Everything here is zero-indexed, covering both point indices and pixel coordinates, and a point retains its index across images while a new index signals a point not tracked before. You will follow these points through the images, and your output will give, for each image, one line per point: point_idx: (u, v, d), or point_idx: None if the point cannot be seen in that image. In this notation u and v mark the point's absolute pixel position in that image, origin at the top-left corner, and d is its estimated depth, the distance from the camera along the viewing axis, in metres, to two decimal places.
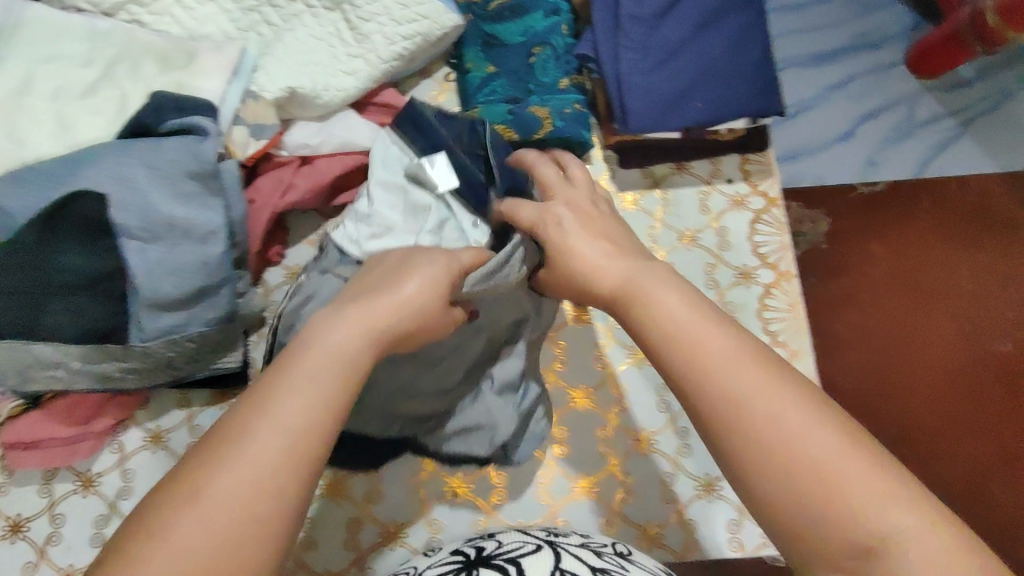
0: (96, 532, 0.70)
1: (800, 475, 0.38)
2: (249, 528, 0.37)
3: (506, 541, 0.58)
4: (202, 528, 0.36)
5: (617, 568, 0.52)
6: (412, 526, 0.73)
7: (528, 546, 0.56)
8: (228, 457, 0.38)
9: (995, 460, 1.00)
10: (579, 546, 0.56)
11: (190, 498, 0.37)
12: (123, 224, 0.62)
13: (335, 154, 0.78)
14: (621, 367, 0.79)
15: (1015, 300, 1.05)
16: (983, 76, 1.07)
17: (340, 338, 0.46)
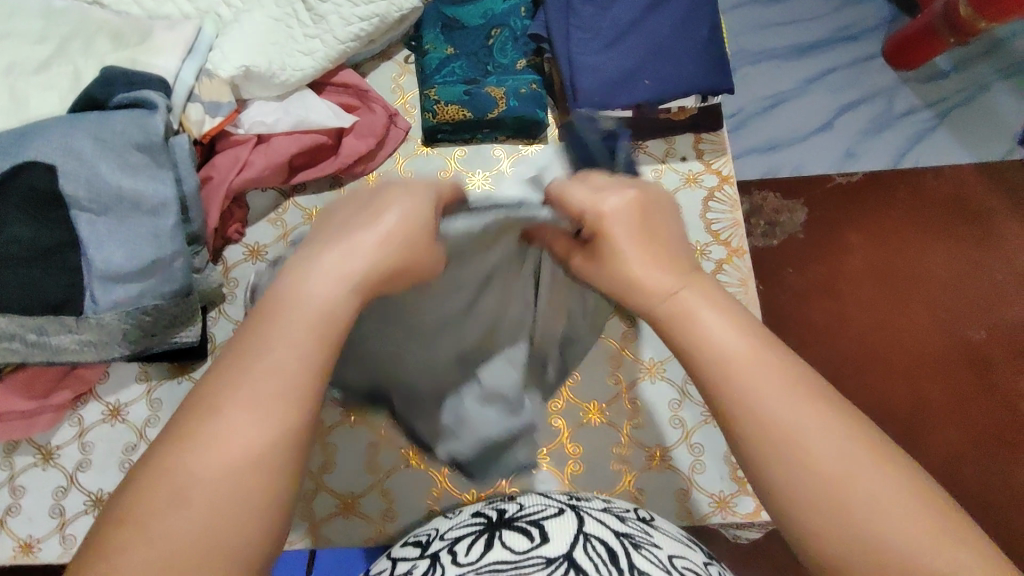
0: (55, 504, 0.64)
1: (891, 485, 0.33)
2: (243, 507, 0.30)
3: (529, 503, 0.50)
4: (186, 519, 0.29)
5: (642, 534, 0.47)
6: (367, 496, 0.65)
7: (551, 509, 0.49)
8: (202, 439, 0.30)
9: (969, 440, 1.09)
10: (604, 511, 0.49)
11: (164, 483, 0.30)
12: (72, 195, 0.56)
13: (292, 132, 0.70)
14: (635, 382, 0.69)
15: (985, 288, 1.16)
16: (960, 69, 1.21)
17: (326, 284, 0.36)
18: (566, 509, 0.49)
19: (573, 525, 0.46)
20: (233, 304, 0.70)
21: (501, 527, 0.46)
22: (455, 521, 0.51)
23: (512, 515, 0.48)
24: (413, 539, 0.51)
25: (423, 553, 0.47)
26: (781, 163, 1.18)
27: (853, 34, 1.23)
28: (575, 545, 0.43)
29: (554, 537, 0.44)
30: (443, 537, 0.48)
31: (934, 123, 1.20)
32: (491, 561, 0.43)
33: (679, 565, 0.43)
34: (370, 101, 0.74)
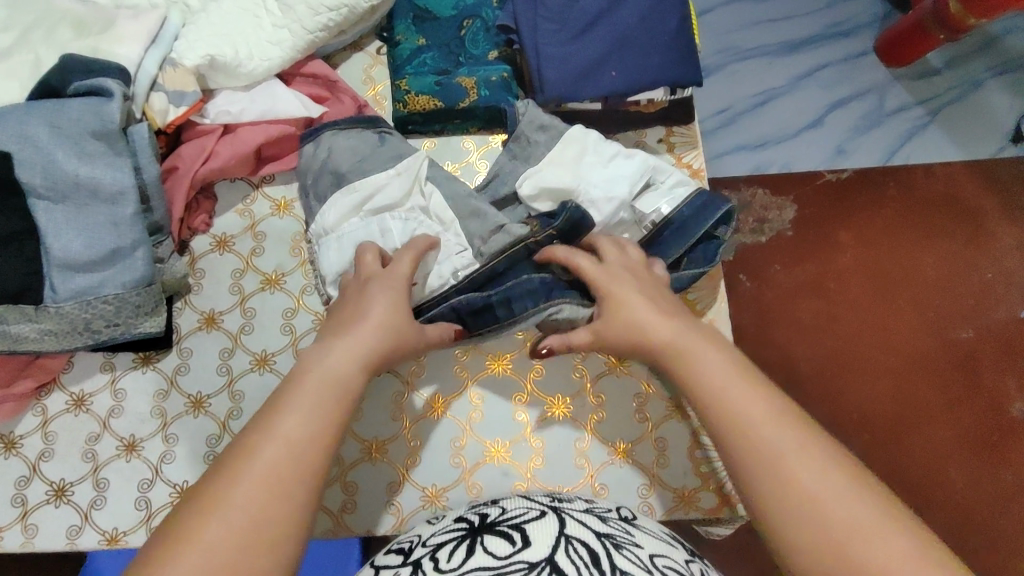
0: (16, 493, 0.64)
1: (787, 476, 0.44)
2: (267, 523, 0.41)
3: (510, 507, 0.51)
4: (224, 529, 0.40)
5: (624, 534, 0.47)
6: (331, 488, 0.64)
7: (532, 512, 0.49)
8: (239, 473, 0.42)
9: (956, 442, 1.08)
10: (585, 511, 0.50)
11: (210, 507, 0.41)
12: (28, 182, 0.58)
13: (259, 122, 0.70)
14: (600, 377, 0.68)
15: (975, 288, 1.15)
16: (951, 67, 1.20)
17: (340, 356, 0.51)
18: (548, 510, 0.49)
19: (555, 528, 0.46)
20: (199, 295, 0.69)
21: (484, 532, 0.47)
22: (437, 528, 0.51)
23: (495, 519, 0.48)
24: (397, 546, 0.50)
25: (408, 559, 0.46)
26: (768, 161, 1.18)
27: (844, 30, 1.22)
28: (557, 548, 0.43)
29: (537, 540, 0.44)
30: (426, 544, 0.48)
31: (925, 121, 1.19)
32: (473, 568, 0.42)
33: (659, 564, 0.45)
34: (340, 92, 0.74)
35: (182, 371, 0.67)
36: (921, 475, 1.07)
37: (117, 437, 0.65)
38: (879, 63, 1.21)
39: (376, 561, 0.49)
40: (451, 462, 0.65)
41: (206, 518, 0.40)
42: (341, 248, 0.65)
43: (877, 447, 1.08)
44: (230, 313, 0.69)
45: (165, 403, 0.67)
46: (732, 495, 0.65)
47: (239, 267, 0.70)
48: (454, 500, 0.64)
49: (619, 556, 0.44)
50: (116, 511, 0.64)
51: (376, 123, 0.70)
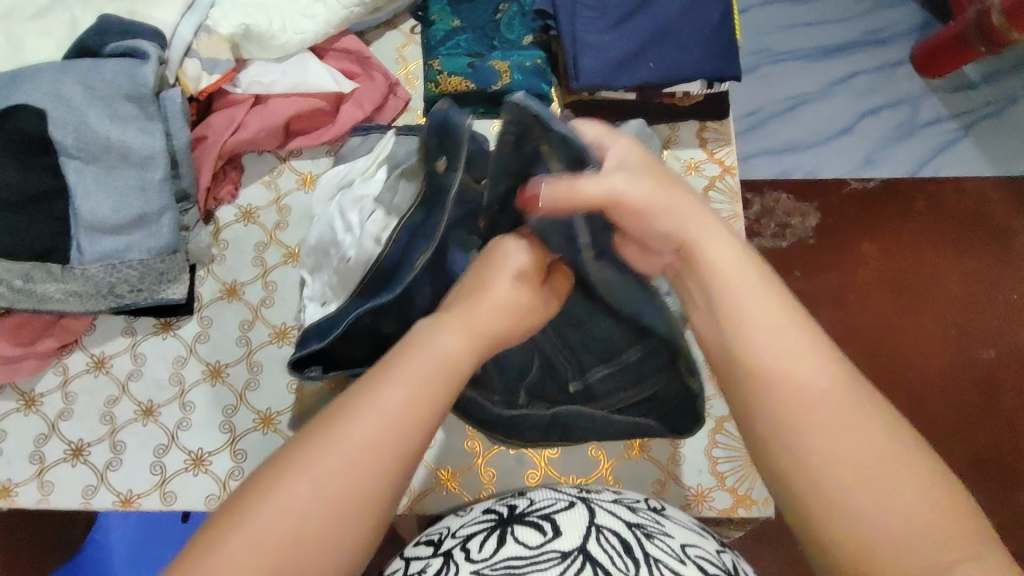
0: (34, 450, 0.65)
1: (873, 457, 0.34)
2: (335, 522, 0.35)
3: (538, 498, 0.49)
4: (285, 521, 0.34)
5: (653, 523, 0.47)
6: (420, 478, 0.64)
7: (561, 504, 0.48)
8: (312, 464, 0.35)
9: (966, 462, 1.07)
10: (615, 502, 0.49)
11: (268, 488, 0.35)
12: (59, 142, 0.58)
13: (289, 95, 0.69)
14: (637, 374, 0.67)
15: (1000, 308, 1.12)
16: (990, 80, 1.18)
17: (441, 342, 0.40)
18: (577, 501, 0.48)
19: (585, 517, 0.45)
20: (222, 265, 0.70)
21: (513, 523, 0.46)
22: (467, 518, 0.50)
23: (523, 510, 0.47)
24: (426, 537, 0.50)
25: (437, 551, 0.46)
26: (793, 166, 1.16)
27: (883, 37, 1.19)
28: (589, 539, 0.43)
29: (567, 530, 0.44)
30: (456, 534, 0.47)
31: (958, 134, 1.17)
32: (505, 558, 0.42)
33: (692, 555, 0.44)
34: (372, 69, 0.73)
35: (202, 339, 0.68)
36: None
37: (135, 401, 0.66)
38: (917, 73, 1.18)
39: (407, 553, 0.49)
40: (466, 446, 0.65)
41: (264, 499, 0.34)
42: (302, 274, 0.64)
43: None
44: (252, 285, 0.69)
45: (183, 370, 0.67)
46: (747, 497, 0.64)
47: (263, 240, 0.70)
48: (467, 485, 0.64)
49: (651, 545, 0.44)
50: (130, 474, 0.64)
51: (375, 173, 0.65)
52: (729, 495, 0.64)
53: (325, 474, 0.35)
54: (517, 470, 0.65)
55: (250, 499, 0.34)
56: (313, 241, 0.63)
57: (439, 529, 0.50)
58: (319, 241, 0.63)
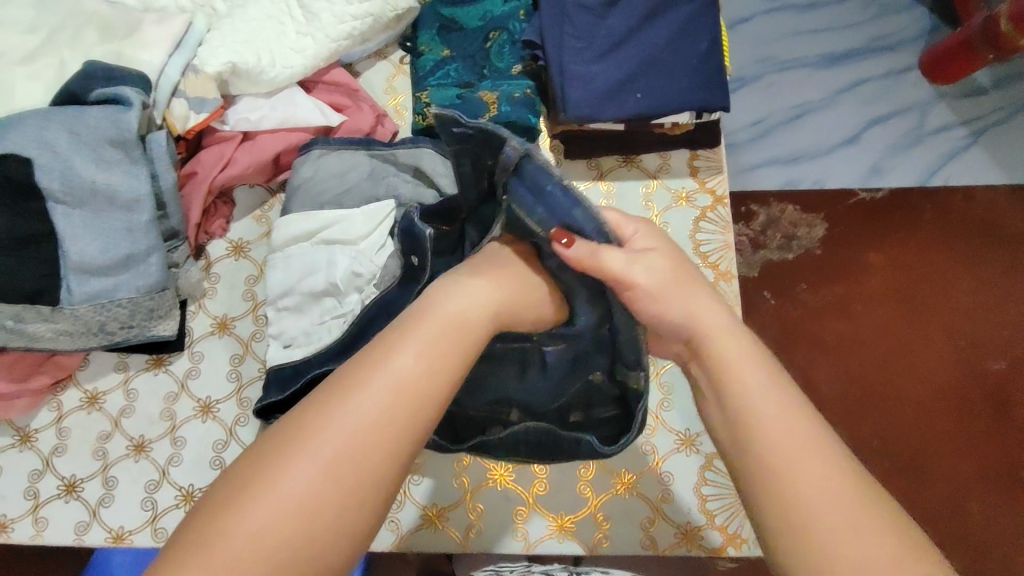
0: (29, 487, 0.65)
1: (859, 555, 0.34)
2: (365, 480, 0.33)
3: None
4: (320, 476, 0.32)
5: None
6: (411, 518, 0.64)
7: None
8: (347, 409, 0.34)
9: (978, 479, 1.05)
10: None
11: (303, 444, 0.33)
12: (47, 188, 0.57)
13: (277, 130, 0.70)
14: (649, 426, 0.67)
15: (1014, 318, 1.10)
16: (999, 86, 1.15)
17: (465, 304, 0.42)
18: None
19: None
20: (212, 299, 0.70)
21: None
22: None
23: None
24: None
25: None
26: (799, 176, 1.14)
27: (889, 44, 1.17)
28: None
29: None
30: None
31: (968, 142, 1.14)
32: None
33: None
34: (361, 101, 0.73)
35: (193, 375, 0.68)
36: (941, 525, 1.03)
37: (127, 437, 0.67)
38: (924, 80, 1.16)
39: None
40: (453, 483, 0.65)
41: (298, 458, 0.32)
42: (296, 315, 0.64)
43: (897, 476, 1.05)
44: (242, 319, 0.70)
45: (174, 406, 0.67)
46: (737, 535, 0.63)
47: (253, 273, 0.71)
48: (455, 522, 0.64)
49: None
50: (122, 510, 0.65)
51: (368, 144, 0.69)
52: (720, 534, 0.63)
53: (353, 430, 0.33)
54: (504, 509, 0.64)
55: (278, 465, 0.32)
56: (297, 285, 0.64)
57: None
58: (294, 282, 0.64)
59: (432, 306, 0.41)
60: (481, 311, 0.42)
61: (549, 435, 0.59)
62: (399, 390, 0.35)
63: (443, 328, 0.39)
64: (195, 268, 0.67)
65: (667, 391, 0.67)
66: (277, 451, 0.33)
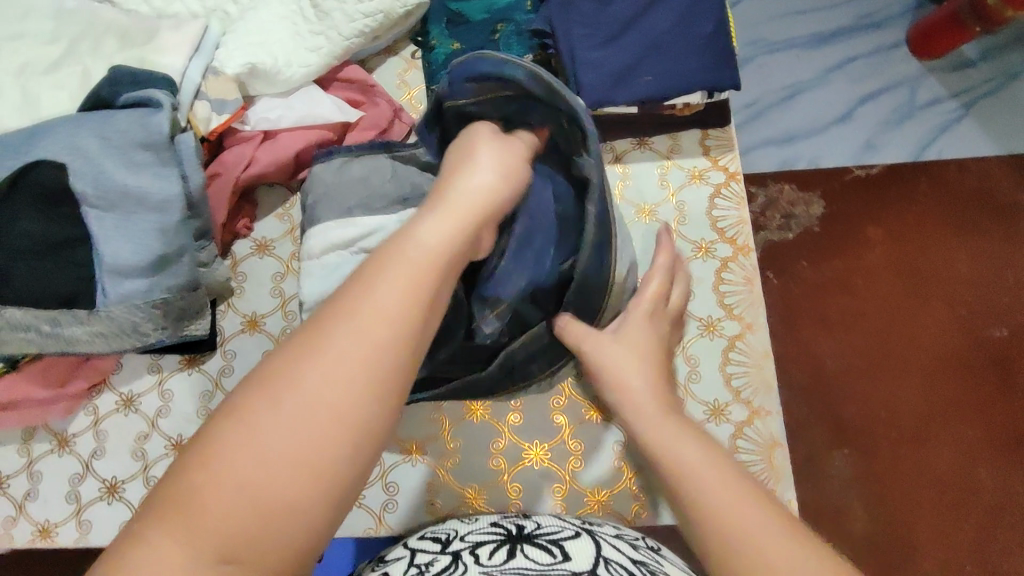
0: (71, 489, 0.66)
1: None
2: (341, 416, 0.37)
3: (544, 522, 0.52)
4: (302, 408, 0.36)
5: (654, 563, 0.48)
6: (449, 501, 0.66)
7: (566, 530, 0.50)
8: (318, 349, 0.38)
9: (985, 442, 1.07)
10: (617, 537, 0.51)
11: (288, 381, 0.37)
12: (81, 192, 0.58)
13: (297, 128, 0.70)
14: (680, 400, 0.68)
15: (1011, 286, 1.12)
16: (987, 58, 1.17)
17: (431, 240, 0.46)
18: (582, 531, 0.51)
19: (591, 548, 0.47)
20: (241, 298, 0.71)
21: (522, 541, 0.48)
22: (473, 525, 0.54)
23: (531, 531, 0.50)
24: (431, 534, 0.54)
25: (445, 549, 0.49)
26: (796, 155, 1.16)
27: (876, 21, 1.19)
28: (597, 565, 0.45)
29: (576, 555, 0.46)
30: (463, 539, 0.50)
31: (959, 114, 1.17)
32: (515, 566, 0.44)
33: None
34: (376, 96, 0.74)
35: (227, 373, 0.69)
36: (951, 488, 1.05)
37: (165, 436, 0.68)
38: (912, 57, 1.18)
39: (411, 544, 0.53)
40: (491, 464, 0.67)
41: (277, 398, 0.37)
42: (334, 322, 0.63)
43: (907, 445, 1.07)
44: (272, 316, 0.71)
45: (210, 404, 0.68)
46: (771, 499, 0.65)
47: (279, 270, 0.72)
48: (495, 500, 0.66)
49: None
50: None
51: (391, 147, 0.69)
52: None
53: (329, 371, 0.37)
54: (542, 486, 0.66)
55: (262, 401, 0.37)
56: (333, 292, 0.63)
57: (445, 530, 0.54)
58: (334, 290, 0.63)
59: (403, 241, 0.45)
60: (452, 241, 0.47)
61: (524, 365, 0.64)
62: (374, 320, 0.40)
63: (410, 270, 0.42)
64: (224, 265, 0.68)
65: (695, 364, 0.69)
66: (260, 390, 0.37)
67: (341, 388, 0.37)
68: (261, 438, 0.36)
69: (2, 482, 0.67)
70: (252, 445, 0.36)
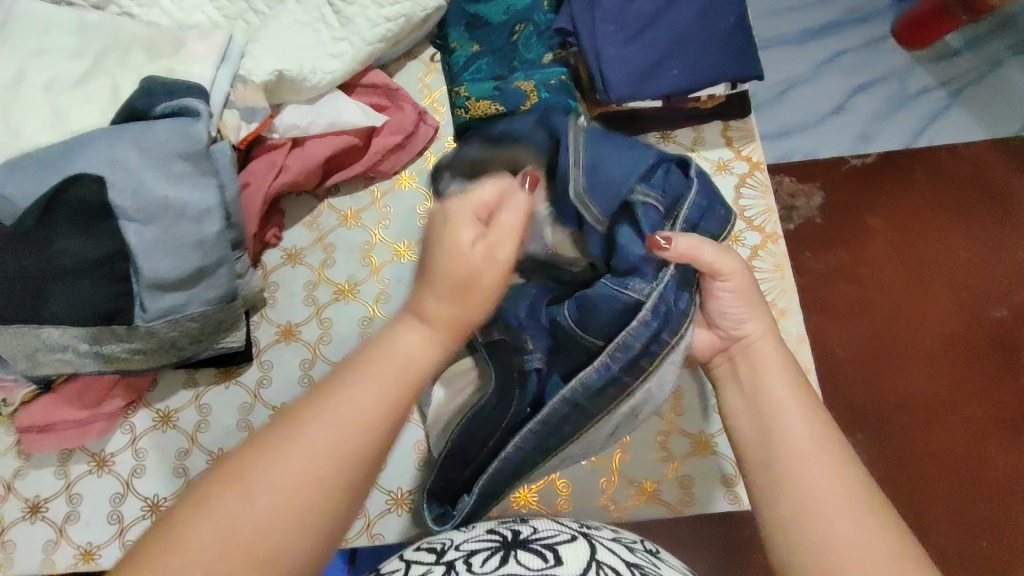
0: (112, 510, 0.65)
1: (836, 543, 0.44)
2: (310, 498, 0.37)
3: (541, 527, 0.49)
4: (273, 492, 0.36)
5: (651, 566, 0.46)
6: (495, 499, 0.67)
7: (562, 535, 0.48)
8: (300, 433, 0.37)
9: (994, 423, 0.99)
10: (614, 540, 0.49)
11: (253, 466, 0.37)
12: (120, 206, 0.57)
13: (325, 134, 0.71)
14: None
15: (1013, 264, 1.04)
16: (972, 47, 1.07)
17: (409, 336, 0.42)
18: (579, 535, 0.48)
19: (585, 551, 0.45)
20: (275, 308, 0.71)
21: (516, 546, 0.46)
22: (471, 534, 0.50)
23: (526, 537, 0.47)
24: (427, 545, 0.50)
25: (440, 560, 0.46)
26: (791, 150, 1.07)
27: (863, 14, 1.09)
28: (588, 571, 0.42)
29: (569, 560, 0.44)
30: (459, 547, 0.48)
31: (949, 102, 1.07)
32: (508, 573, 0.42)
33: None
34: (400, 100, 0.74)
35: (265, 385, 0.69)
36: (962, 470, 0.98)
37: (206, 451, 0.67)
38: (900, 47, 1.08)
39: (407, 556, 0.49)
40: None
41: (247, 481, 0.36)
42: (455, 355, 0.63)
43: (915, 433, 0.99)
44: (307, 324, 0.70)
45: (250, 416, 0.68)
46: None
47: (311, 279, 0.72)
48: (544, 498, 0.67)
49: None
50: None
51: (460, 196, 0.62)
52: None
53: (306, 451, 0.37)
54: (590, 481, 0.67)
55: (236, 476, 0.36)
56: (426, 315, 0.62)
57: (442, 540, 0.50)
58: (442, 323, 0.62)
59: (387, 341, 0.42)
60: (428, 339, 0.42)
61: (554, 427, 0.58)
62: (354, 419, 0.38)
63: (392, 368, 0.41)
64: (256, 275, 0.68)
65: None
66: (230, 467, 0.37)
67: (314, 460, 0.37)
68: (231, 511, 0.36)
69: (40, 507, 0.65)
70: (214, 527, 0.35)
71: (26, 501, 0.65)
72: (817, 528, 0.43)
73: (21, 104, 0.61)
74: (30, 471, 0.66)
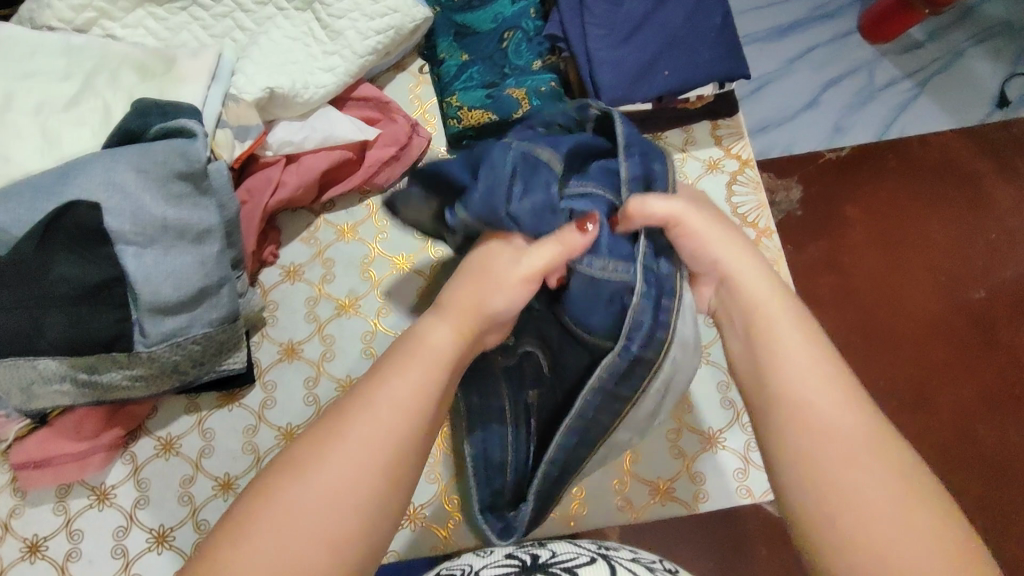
0: (117, 544, 0.63)
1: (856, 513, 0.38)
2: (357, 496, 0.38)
3: (560, 549, 0.46)
4: (324, 494, 0.37)
5: None
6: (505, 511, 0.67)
7: (582, 556, 0.45)
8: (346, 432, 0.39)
9: (981, 401, 0.98)
10: (633, 560, 0.45)
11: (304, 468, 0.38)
12: (117, 230, 0.56)
13: (320, 149, 0.70)
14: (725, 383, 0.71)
15: (984, 247, 1.05)
16: (934, 39, 1.11)
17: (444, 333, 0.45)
18: (598, 556, 0.45)
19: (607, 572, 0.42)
20: (276, 327, 0.70)
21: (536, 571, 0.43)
22: (489, 559, 0.48)
23: (545, 560, 0.45)
24: (447, 570, 0.48)
25: None
26: (770, 144, 1.08)
27: (829, 12, 1.12)
28: None
29: None
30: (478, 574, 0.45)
31: (915, 92, 1.09)
32: None
33: None
34: (393, 112, 0.74)
35: (269, 405, 0.67)
36: (953, 447, 0.96)
37: (211, 477, 0.65)
38: (865, 42, 1.11)
39: None
40: None
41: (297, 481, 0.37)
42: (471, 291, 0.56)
43: (908, 415, 0.97)
44: (309, 342, 0.69)
45: (256, 438, 0.66)
46: None
47: (311, 295, 0.71)
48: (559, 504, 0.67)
49: None
50: None
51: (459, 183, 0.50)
52: None
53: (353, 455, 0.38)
54: (603, 484, 0.67)
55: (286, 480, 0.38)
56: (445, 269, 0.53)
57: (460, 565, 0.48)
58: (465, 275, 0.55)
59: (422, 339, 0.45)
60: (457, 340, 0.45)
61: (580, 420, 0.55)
62: (398, 413, 0.41)
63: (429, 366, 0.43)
64: (256, 294, 0.67)
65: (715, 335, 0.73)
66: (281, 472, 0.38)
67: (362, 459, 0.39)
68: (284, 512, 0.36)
69: (39, 545, 0.63)
70: (265, 530, 0.36)
71: (24, 541, 0.63)
72: (847, 510, 0.38)
73: (9, 130, 0.59)
74: (27, 508, 0.64)
